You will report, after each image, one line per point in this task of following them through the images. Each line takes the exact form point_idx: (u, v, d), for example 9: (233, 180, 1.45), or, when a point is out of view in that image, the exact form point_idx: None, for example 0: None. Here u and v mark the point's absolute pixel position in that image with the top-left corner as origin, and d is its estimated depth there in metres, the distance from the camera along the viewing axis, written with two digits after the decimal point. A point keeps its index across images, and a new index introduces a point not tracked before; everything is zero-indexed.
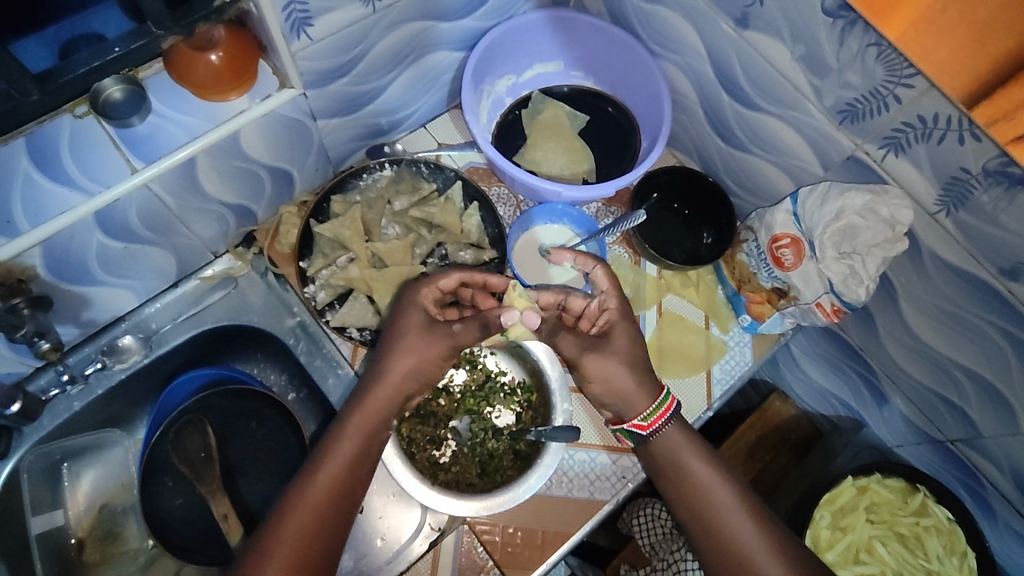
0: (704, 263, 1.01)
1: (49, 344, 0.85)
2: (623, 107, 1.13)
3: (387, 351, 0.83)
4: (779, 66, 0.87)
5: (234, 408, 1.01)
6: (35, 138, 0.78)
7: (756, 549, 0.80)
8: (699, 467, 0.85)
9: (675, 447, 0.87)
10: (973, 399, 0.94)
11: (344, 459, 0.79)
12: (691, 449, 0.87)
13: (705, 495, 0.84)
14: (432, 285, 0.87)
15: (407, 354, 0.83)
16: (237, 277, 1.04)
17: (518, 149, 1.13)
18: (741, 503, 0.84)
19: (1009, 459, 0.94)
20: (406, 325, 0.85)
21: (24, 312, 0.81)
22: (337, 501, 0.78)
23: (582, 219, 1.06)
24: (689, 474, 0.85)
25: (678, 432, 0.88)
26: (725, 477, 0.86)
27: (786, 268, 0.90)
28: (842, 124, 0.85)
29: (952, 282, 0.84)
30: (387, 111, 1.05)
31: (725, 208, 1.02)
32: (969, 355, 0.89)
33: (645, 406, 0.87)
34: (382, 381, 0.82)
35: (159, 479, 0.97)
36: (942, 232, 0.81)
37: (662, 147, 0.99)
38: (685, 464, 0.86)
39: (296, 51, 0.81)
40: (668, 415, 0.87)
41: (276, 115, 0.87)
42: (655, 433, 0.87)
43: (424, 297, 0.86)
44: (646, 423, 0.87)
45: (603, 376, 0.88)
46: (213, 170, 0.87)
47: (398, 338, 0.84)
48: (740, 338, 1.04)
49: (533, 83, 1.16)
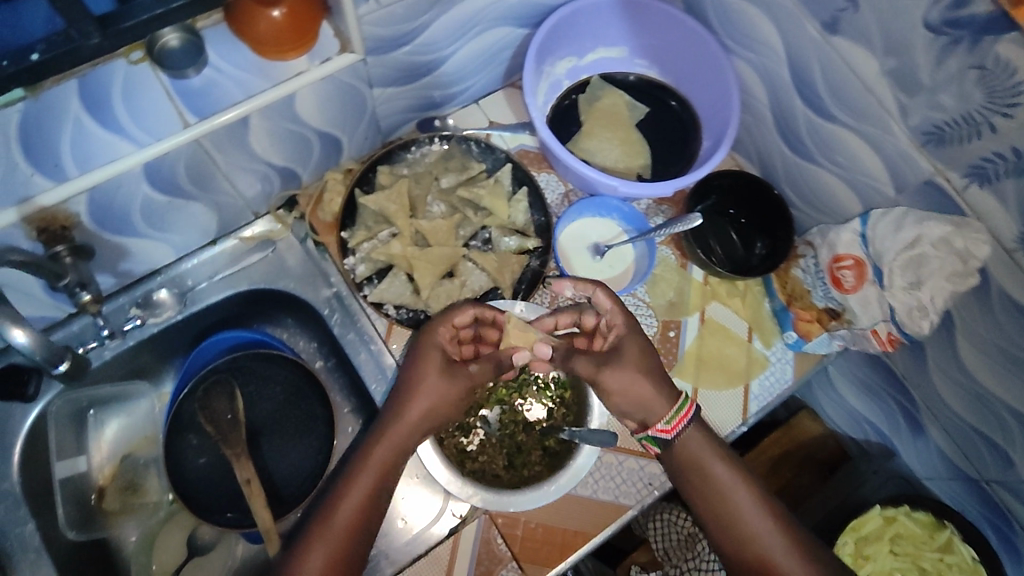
0: (752, 274, 0.98)
1: (89, 297, 0.83)
2: (688, 103, 1.08)
3: (406, 392, 0.83)
4: (864, 77, 0.82)
5: (263, 373, 1.00)
6: (87, 82, 0.76)
7: (775, 548, 0.81)
8: (719, 469, 0.84)
9: (696, 453, 0.84)
10: (1019, 443, 0.91)
11: (365, 491, 0.80)
12: (712, 452, 0.85)
13: (724, 500, 0.84)
14: (447, 323, 0.85)
15: (423, 400, 0.82)
16: (276, 240, 1.02)
17: (572, 135, 1.09)
18: (760, 503, 0.84)
19: None
20: (425, 368, 0.83)
21: (66, 261, 0.81)
22: (355, 535, 0.79)
23: (634, 216, 1.03)
24: (711, 478, 0.84)
25: (699, 433, 0.86)
26: (745, 477, 0.85)
27: (844, 290, 0.88)
28: (926, 147, 0.80)
29: (1019, 323, 0.80)
30: (443, 85, 1.01)
31: (784, 219, 0.97)
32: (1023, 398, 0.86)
33: (667, 409, 0.84)
34: (400, 420, 0.81)
35: (183, 435, 0.97)
36: None
37: (724, 150, 0.95)
38: (706, 469, 0.84)
39: (362, 15, 0.77)
40: (689, 418, 0.85)
41: (334, 80, 0.84)
42: (677, 435, 0.85)
43: (439, 335, 0.85)
44: (669, 427, 0.84)
45: (623, 389, 0.83)
46: (265, 131, 0.85)
47: (417, 380, 0.83)
48: (782, 355, 1.01)
49: (593, 67, 1.11)
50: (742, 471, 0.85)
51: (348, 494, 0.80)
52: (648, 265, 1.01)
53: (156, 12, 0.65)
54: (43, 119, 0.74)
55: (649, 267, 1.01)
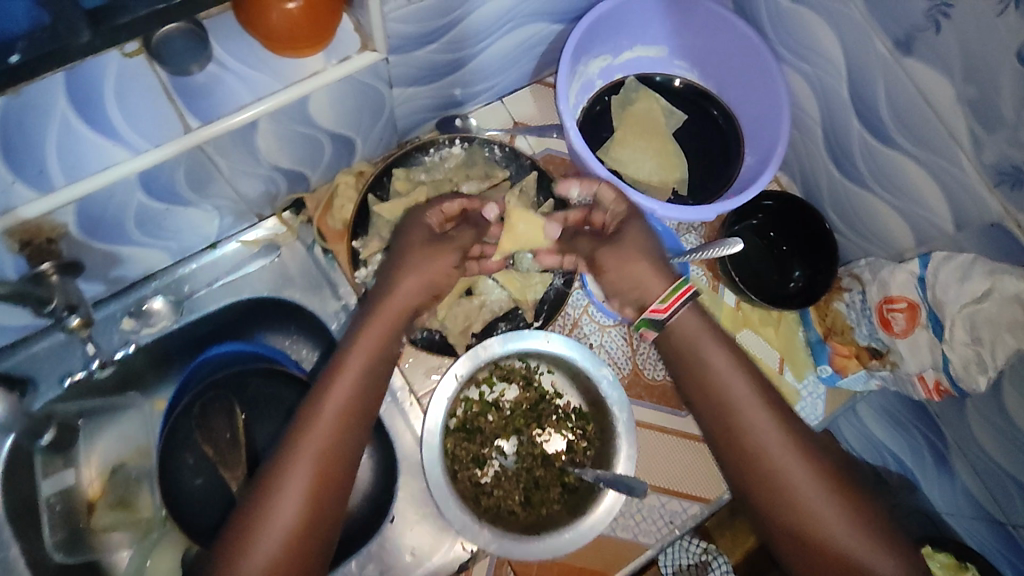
0: (791, 306, 0.90)
1: (78, 320, 0.77)
2: (731, 115, 1.00)
3: (394, 268, 0.80)
4: (936, 106, 0.75)
5: (265, 389, 0.94)
6: (75, 74, 0.67)
7: (789, 463, 0.73)
8: (721, 358, 0.78)
9: (690, 333, 0.80)
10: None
11: (339, 413, 0.72)
12: (712, 338, 0.79)
13: (727, 380, 0.77)
14: (437, 208, 0.85)
15: (410, 282, 0.79)
16: (281, 245, 0.94)
17: (603, 142, 1.01)
18: (775, 414, 0.76)
19: None
20: (409, 243, 0.82)
21: (53, 280, 0.74)
22: (348, 432, 0.73)
23: (666, 235, 0.95)
24: (714, 367, 0.78)
25: (695, 316, 0.80)
26: (755, 377, 0.78)
27: (893, 333, 0.82)
28: (999, 187, 0.73)
29: None
30: (467, 82, 0.92)
31: (828, 248, 0.90)
32: None
33: (663, 288, 0.80)
34: (387, 307, 0.79)
35: (178, 452, 0.91)
36: None
37: (772, 171, 0.88)
38: (703, 354, 0.78)
39: (387, 13, 0.68)
40: (687, 299, 0.79)
41: (353, 80, 0.75)
42: (666, 320, 0.80)
43: (427, 219, 0.84)
44: (663, 306, 0.79)
45: (618, 267, 0.83)
46: (274, 134, 0.77)
47: (398, 275, 0.80)
48: (814, 388, 0.96)
49: (628, 67, 1.02)
50: (751, 369, 0.78)
51: (320, 411, 0.72)
52: None
53: (157, 8, 0.57)
54: (24, 119, 0.65)
55: None
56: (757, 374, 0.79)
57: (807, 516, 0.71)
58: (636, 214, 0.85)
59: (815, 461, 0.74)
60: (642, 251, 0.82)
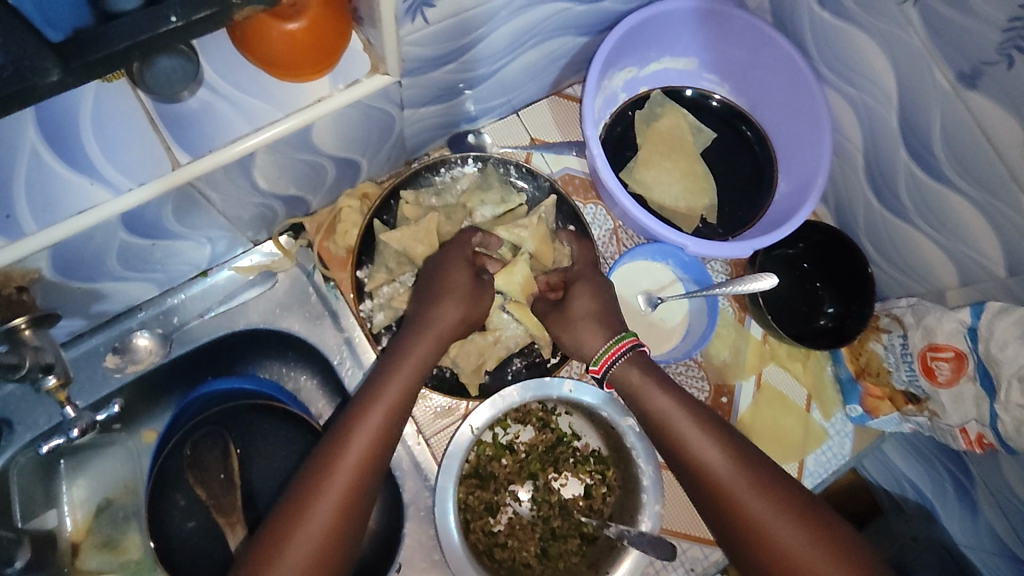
0: (824, 344, 0.84)
1: (54, 381, 0.71)
2: (765, 139, 0.94)
3: (434, 294, 0.76)
4: (999, 146, 0.69)
5: (263, 425, 0.87)
6: (44, 107, 0.59)
7: (750, 497, 0.64)
8: (660, 400, 0.71)
9: (630, 383, 0.73)
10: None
11: (371, 437, 0.67)
12: (648, 382, 0.73)
13: (668, 424, 0.70)
14: (465, 241, 0.81)
15: (450, 305, 0.75)
16: (278, 272, 0.87)
17: (626, 162, 0.94)
18: (723, 452, 0.67)
19: None
20: (447, 282, 0.77)
21: (26, 335, 0.68)
22: (368, 474, 0.66)
23: (693, 266, 0.89)
24: (656, 412, 0.71)
25: (636, 363, 0.75)
26: (699, 416, 0.70)
27: (937, 383, 0.78)
28: None
29: None
30: (483, 98, 0.84)
31: (866, 285, 0.84)
32: None
33: (599, 344, 0.76)
34: (427, 328, 0.75)
35: (169, 494, 0.84)
36: None
37: (814, 205, 0.82)
38: (645, 401, 0.72)
39: (403, 36, 0.61)
40: (625, 351, 0.75)
41: (361, 104, 0.68)
42: (610, 371, 0.75)
43: (454, 261, 0.79)
44: (597, 365, 0.76)
45: (560, 331, 0.79)
46: (273, 163, 0.69)
47: (434, 302, 0.76)
48: (842, 427, 0.92)
49: (655, 80, 0.95)
50: (693, 407, 0.71)
51: (354, 433, 0.67)
52: (708, 324, 0.89)
53: (139, 39, 0.50)
54: None
55: (707, 327, 0.88)
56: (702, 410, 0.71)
57: (786, 569, 0.61)
58: (585, 277, 0.82)
59: (783, 493, 0.64)
60: (591, 316, 0.78)
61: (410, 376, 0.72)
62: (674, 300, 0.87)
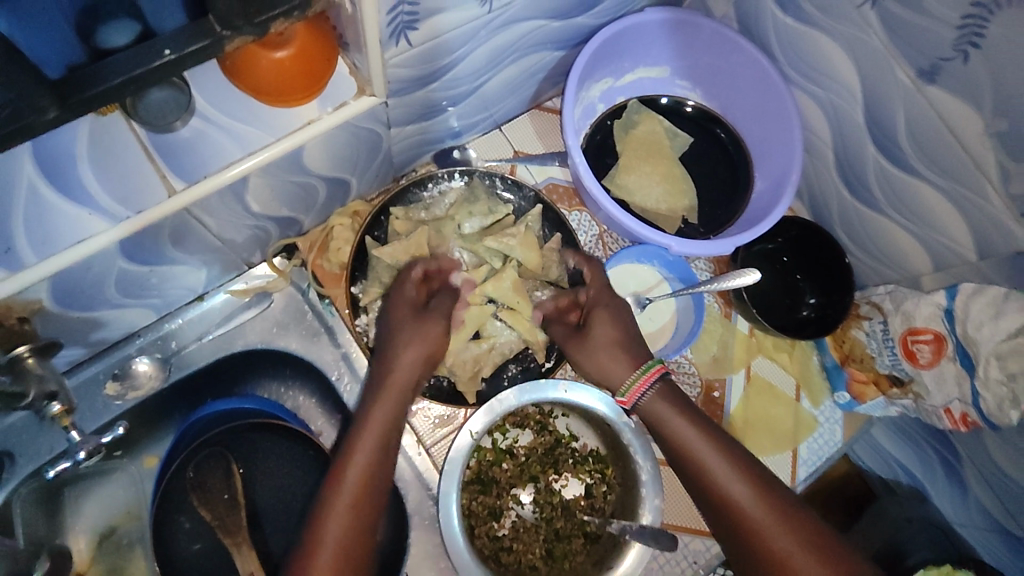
0: (808, 336, 0.88)
1: (59, 407, 0.72)
2: (740, 140, 0.97)
3: (392, 340, 0.76)
4: (961, 136, 0.72)
5: (263, 444, 0.88)
6: (41, 142, 0.61)
7: (771, 529, 0.63)
8: (688, 430, 0.71)
9: (658, 416, 0.73)
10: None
11: (364, 472, 0.67)
12: (675, 413, 0.72)
13: (693, 455, 0.69)
14: (404, 274, 0.82)
15: (408, 351, 0.76)
16: (273, 293, 0.89)
17: (607, 169, 0.97)
18: (748, 485, 0.66)
19: None
20: (398, 317, 0.78)
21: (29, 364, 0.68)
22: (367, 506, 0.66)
23: (678, 266, 0.92)
24: (680, 441, 0.71)
25: (664, 394, 0.74)
26: (726, 448, 0.70)
27: (918, 365, 0.81)
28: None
29: None
30: (467, 114, 0.87)
31: (844, 275, 0.87)
32: None
33: (627, 374, 0.76)
34: (386, 385, 0.74)
35: (172, 517, 0.85)
36: None
37: (789, 200, 0.85)
38: (673, 432, 0.71)
39: (388, 58, 0.64)
40: (655, 379, 0.74)
41: (349, 125, 0.70)
42: (637, 404, 0.75)
43: (408, 295, 0.80)
44: (624, 398, 0.75)
45: (583, 359, 0.79)
46: (266, 186, 0.71)
47: (393, 344, 0.76)
48: (831, 415, 0.94)
49: (631, 89, 0.98)
50: (721, 440, 0.70)
51: (348, 467, 0.67)
52: (695, 322, 0.91)
53: (135, 74, 0.52)
54: None
55: (695, 325, 0.91)
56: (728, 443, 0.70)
57: None
58: (603, 303, 0.81)
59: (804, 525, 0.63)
60: (613, 344, 0.77)
61: (397, 400, 0.74)
62: (661, 301, 0.89)
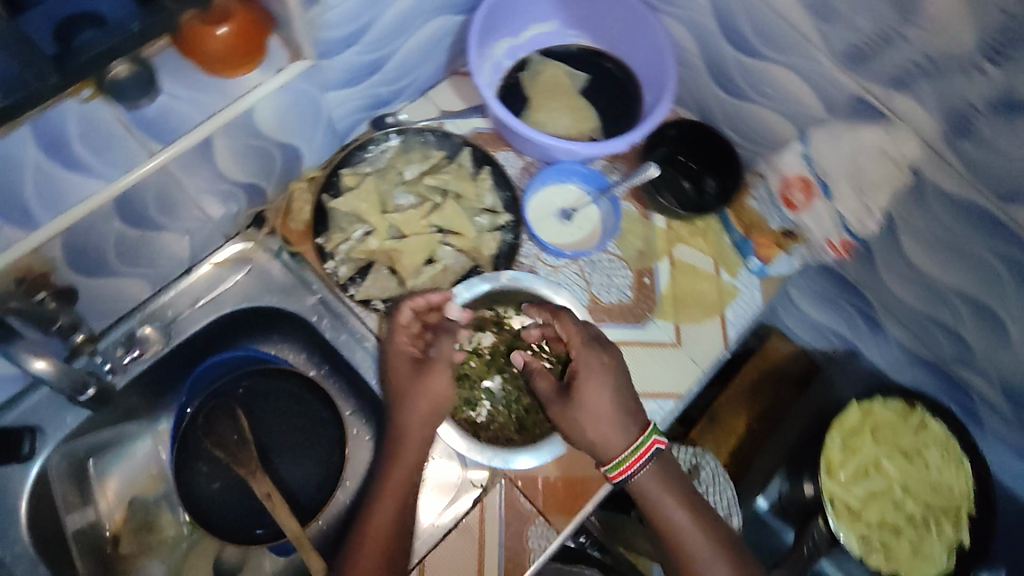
0: (712, 212, 1.04)
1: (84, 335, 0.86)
2: (627, 68, 1.14)
3: (399, 402, 0.85)
4: (785, 15, 0.89)
5: (264, 388, 1.00)
6: (39, 125, 0.75)
7: None
8: (676, 513, 0.83)
9: (649, 494, 0.83)
10: (968, 322, 0.99)
11: (394, 495, 0.83)
12: (659, 483, 0.83)
13: (664, 510, 0.83)
14: (397, 326, 0.89)
15: (438, 384, 0.85)
16: (252, 257, 1.03)
17: (521, 111, 1.13)
18: (709, 541, 0.83)
19: (998, 371, 1.00)
20: (397, 377, 0.87)
21: (54, 306, 0.81)
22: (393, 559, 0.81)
23: (593, 177, 1.07)
24: (656, 505, 0.83)
25: (658, 473, 0.83)
26: (681, 488, 0.85)
27: (797, 209, 0.97)
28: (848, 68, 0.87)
29: (952, 213, 0.88)
30: (391, 80, 1.03)
31: (729, 157, 1.05)
32: (959, 277, 0.94)
33: (623, 449, 0.81)
34: (399, 428, 0.85)
35: (192, 464, 0.96)
36: (947, 167, 0.85)
37: (669, 100, 1.02)
38: (666, 516, 0.83)
39: (309, 21, 0.79)
40: (647, 455, 0.81)
41: (290, 88, 0.85)
42: (630, 479, 0.83)
43: (404, 348, 0.88)
44: (614, 473, 0.81)
45: (573, 424, 0.82)
46: (228, 147, 0.86)
47: (416, 391, 0.85)
48: (749, 281, 1.08)
49: (530, 44, 1.15)
50: (694, 503, 0.85)
51: (382, 496, 0.83)
52: (615, 221, 1.06)
53: None
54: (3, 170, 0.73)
55: (616, 223, 1.06)
56: (696, 501, 0.85)
57: None
58: (591, 372, 0.82)
59: None
60: (601, 415, 0.81)
61: (422, 433, 0.85)
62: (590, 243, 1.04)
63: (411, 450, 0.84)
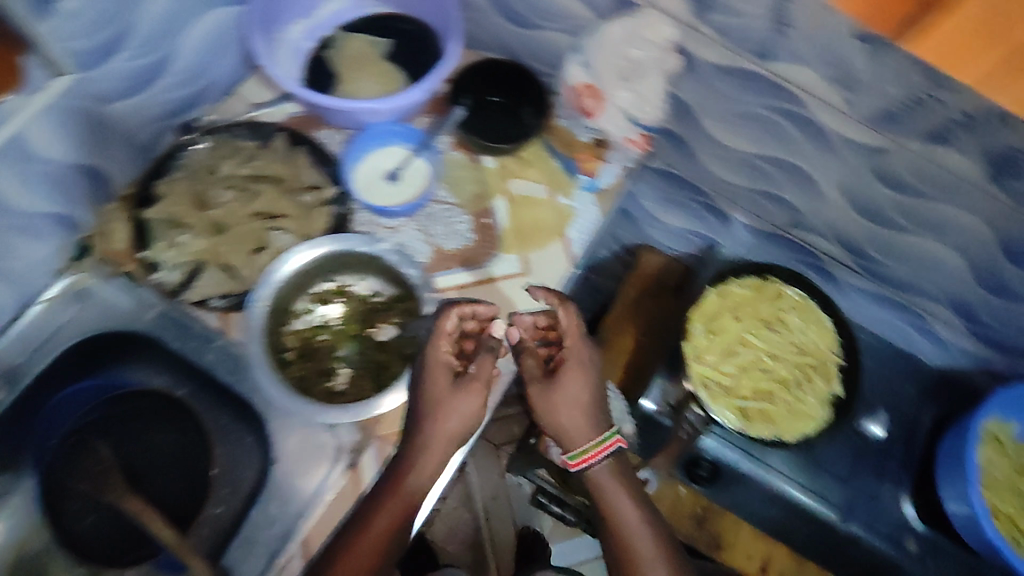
0: (530, 136, 1.08)
1: None
2: (422, 24, 1.16)
3: (433, 410, 0.81)
4: None
5: (121, 412, 0.99)
6: None
7: None
8: (624, 505, 0.81)
9: (605, 487, 0.82)
10: (785, 184, 1.05)
11: (394, 513, 0.79)
12: (608, 475, 0.83)
13: (614, 508, 0.81)
14: (441, 334, 0.85)
15: (467, 404, 0.81)
16: (83, 289, 1.01)
17: (331, 88, 1.13)
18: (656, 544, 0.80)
19: (828, 226, 1.10)
20: (431, 386, 0.82)
21: None
22: None
23: (409, 133, 1.08)
24: (608, 509, 0.82)
25: (616, 469, 0.83)
26: (635, 491, 0.83)
27: (594, 115, 1.05)
28: None
29: (728, 80, 0.91)
30: (183, 83, 1.02)
31: (529, 82, 1.10)
32: (758, 140, 0.99)
33: (589, 440, 0.83)
34: (419, 444, 0.81)
35: (62, 502, 0.95)
36: (707, 40, 0.86)
37: (458, 40, 1.04)
38: (613, 514, 0.81)
39: (46, 34, 0.79)
40: (608, 451, 0.83)
41: (61, 105, 0.86)
42: (586, 470, 0.83)
43: (439, 379, 0.83)
44: (572, 462, 0.83)
45: (551, 416, 0.84)
46: (11, 178, 0.85)
47: (444, 408, 0.81)
48: (584, 199, 1.11)
49: (326, 23, 1.16)
50: (642, 498, 0.83)
51: (379, 515, 0.79)
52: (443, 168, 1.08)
53: None
54: None
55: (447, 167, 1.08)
56: (647, 508, 0.83)
57: None
58: (580, 376, 0.86)
59: None
60: (580, 405, 0.84)
61: (435, 454, 0.81)
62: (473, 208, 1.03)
63: (422, 474, 0.81)
